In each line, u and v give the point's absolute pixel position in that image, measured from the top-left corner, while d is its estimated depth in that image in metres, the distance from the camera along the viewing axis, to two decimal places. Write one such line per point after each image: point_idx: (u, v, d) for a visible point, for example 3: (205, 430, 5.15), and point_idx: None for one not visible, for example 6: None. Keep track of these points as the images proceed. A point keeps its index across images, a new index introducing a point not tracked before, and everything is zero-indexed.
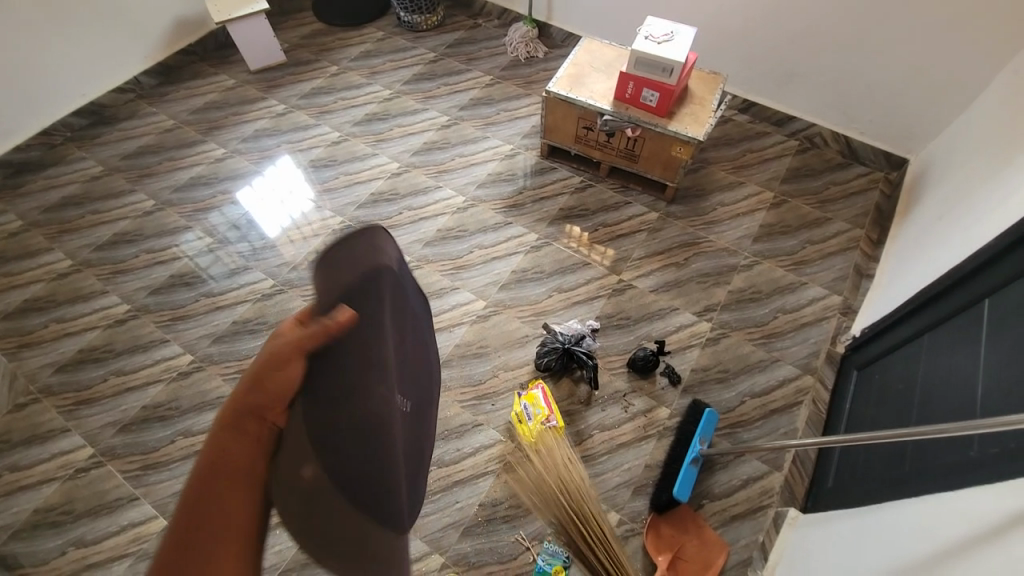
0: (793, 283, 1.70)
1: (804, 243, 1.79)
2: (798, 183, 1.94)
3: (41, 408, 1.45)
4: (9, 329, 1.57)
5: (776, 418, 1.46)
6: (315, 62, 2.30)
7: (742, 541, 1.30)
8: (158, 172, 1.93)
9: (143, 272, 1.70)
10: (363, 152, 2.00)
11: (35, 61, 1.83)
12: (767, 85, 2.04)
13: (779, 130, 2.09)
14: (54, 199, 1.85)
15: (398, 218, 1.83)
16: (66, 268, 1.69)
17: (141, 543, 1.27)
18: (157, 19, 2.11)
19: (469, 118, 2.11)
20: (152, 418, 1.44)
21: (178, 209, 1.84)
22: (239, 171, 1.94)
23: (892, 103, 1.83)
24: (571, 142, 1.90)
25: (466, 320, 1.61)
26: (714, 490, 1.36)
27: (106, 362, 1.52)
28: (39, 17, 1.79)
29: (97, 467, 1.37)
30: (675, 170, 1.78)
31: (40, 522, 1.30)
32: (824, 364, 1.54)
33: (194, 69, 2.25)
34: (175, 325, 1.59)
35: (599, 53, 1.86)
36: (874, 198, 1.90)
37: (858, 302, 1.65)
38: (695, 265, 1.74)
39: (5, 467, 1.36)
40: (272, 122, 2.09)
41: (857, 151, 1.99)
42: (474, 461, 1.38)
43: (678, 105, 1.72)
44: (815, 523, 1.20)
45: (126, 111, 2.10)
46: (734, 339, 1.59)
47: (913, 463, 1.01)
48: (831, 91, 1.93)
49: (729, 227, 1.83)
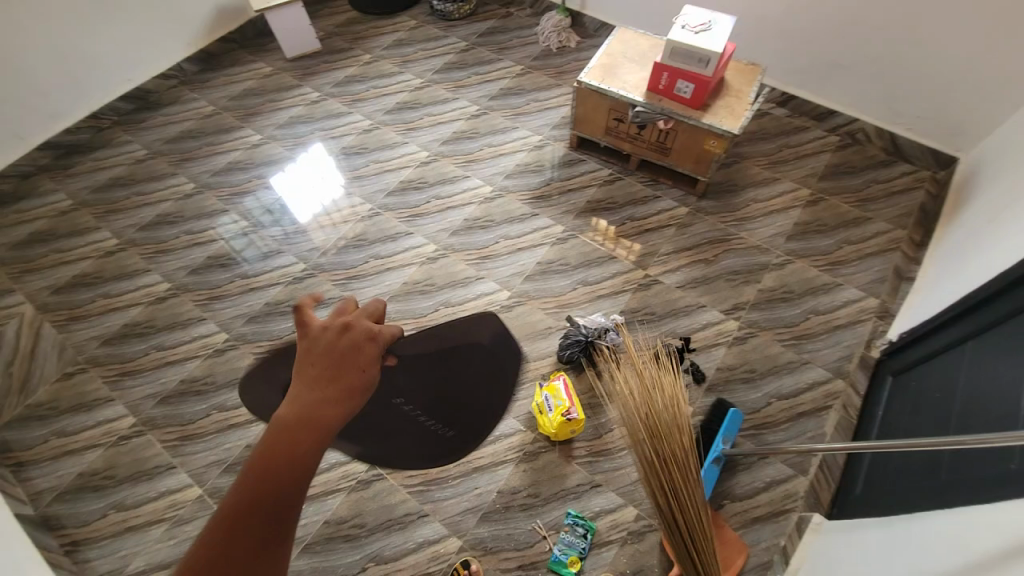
0: (827, 284, 1.65)
1: (841, 243, 1.73)
2: (837, 180, 1.87)
3: (88, 377, 1.53)
4: (60, 302, 1.66)
5: (803, 421, 1.43)
6: (349, 51, 2.33)
7: (762, 544, 1.28)
8: (198, 156, 2.00)
9: (182, 253, 1.77)
10: (393, 141, 2.03)
11: (85, 46, 1.91)
12: (807, 78, 1.97)
13: (819, 125, 2.01)
14: (103, 180, 1.94)
15: (426, 206, 1.84)
16: (112, 247, 1.78)
17: (178, 509, 1.34)
18: (200, 7, 2.17)
19: (498, 108, 2.11)
20: (188, 392, 1.51)
21: (216, 193, 1.91)
22: (275, 157, 1.99)
23: (943, 99, 1.74)
24: (601, 134, 1.87)
25: (490, 310, 1.62)
26: (735, 491, 1.35)
27: (147, 337, 1.60)
28: (89, 4, 1.86)
29: (138, 436, 1.44)
30: (707, 165, 1.74)
31: (86, 484, 1.38)
32: (857, 368, 1.49)
33: (233, 57, 2.31)
34: (211, 304, 1.66)
35: (633, 44, 1.82)
36: (919, 198, 1.81)
37: (897, 306, 1.58)
38: (724, 262, 1.70)
39: (54, 432, 1.45)
40: (307, 110, 2.13)
41: (902, 148, 1.90)
42: (494, 449, 1.40)
43: (713, 97, 1.68)
44: (840, 530, 1.17)
45: (169, 97, 2.17)
46: (762, 339, 1.56)
47: (947, 474, 0.98)
48: (875, 85, 1.84)
49: (762, 224, 1.78)
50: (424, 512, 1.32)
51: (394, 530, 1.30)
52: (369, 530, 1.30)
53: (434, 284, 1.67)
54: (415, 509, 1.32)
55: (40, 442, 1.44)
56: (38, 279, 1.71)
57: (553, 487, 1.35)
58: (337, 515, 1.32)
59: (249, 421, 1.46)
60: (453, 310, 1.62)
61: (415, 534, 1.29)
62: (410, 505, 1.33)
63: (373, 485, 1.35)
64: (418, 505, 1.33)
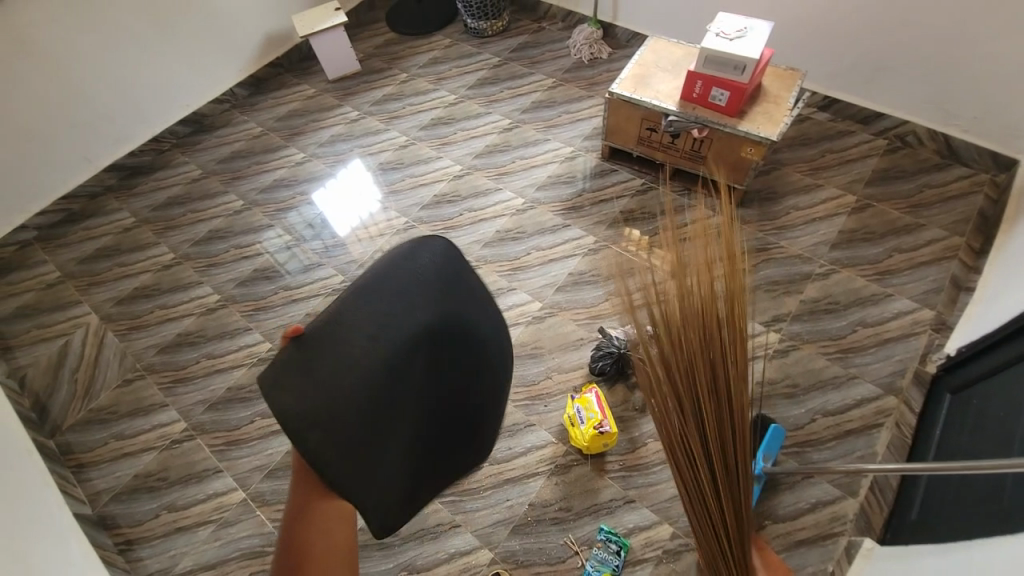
0: (875, 295, 1.57)
1: (890, 251, 1.64)
2: (886, 186, 1.79)
3: (145, 384, 1.64)
4: (122, 313, 1.79)
5: (851, 439, 1.35)
6: (386, 70, 2.42)
7: (808, 569, 1.22)
8: (246, 175, 2.12)
9: (230, 266, 1.87)
10: (427, 156, 2.08)
11: (145, 74, 2.07)
12: (851, 81, 1.90)
13: (865, 129, 1.93)
14: (161, 199, 2.08)
15: (459, 219, 1.88)
16: (168, 261, 1.90)
17: (223, 512, 1.41)
18: (250, 36, 2.32)
19: (530, 120, 2.13)
20: (234, 399, 1.58)
21: (262, 209, 2.01)
22: (316, 174, 2.09)
23: (1002, 98, 1.64)
24: (634, 144, 1.86)
25: (521, 321, 1.63)
26: (777, 512, 1.29)
27: (198, 345, 1.70)
28: (148, 35, 2.02)
29: (188, 440, 1.53)
30: (744, 172, 1.69)
31: (141, 485, 1.47)
32: (911, 384, 1.41)
33: (280, 81, 2.45)
34: (257, 314, 1.74)
35: (666, 53, 1.81)
36: (977, 203, 1.70)
37: (955, 318, 1.48)
38: (763, 272, 1.65)
39: (113, 435, 1.55)
40: (346, 128, 2.22)
41: (958, 150, 1.79)
42: (525, 461, 1.40)
43: (750, 104, 1.64)
44: (893, 557, 1.10)
45: (221, 120, 2.32)
46: (806, 352, 1.49)
47: (1013, 500, 0.90)
48: (925, 85, 1.76)
49: (804, 231, 1.71)
50: (455, 523, 1.33)
51: (427, 540, 1.31)
52: (402, 538, 1.32)
53: None
54: (446, 520, 1.34)
55: (101, 444, 1.54)
56: (102, 292, 1.85)
57: (586, 501, 1.33)
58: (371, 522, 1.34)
59: None
60: None
61: (446, 544, 1.30)
62: (442, 515, 1.34)
63: None
64: (449, 516, 1.34)
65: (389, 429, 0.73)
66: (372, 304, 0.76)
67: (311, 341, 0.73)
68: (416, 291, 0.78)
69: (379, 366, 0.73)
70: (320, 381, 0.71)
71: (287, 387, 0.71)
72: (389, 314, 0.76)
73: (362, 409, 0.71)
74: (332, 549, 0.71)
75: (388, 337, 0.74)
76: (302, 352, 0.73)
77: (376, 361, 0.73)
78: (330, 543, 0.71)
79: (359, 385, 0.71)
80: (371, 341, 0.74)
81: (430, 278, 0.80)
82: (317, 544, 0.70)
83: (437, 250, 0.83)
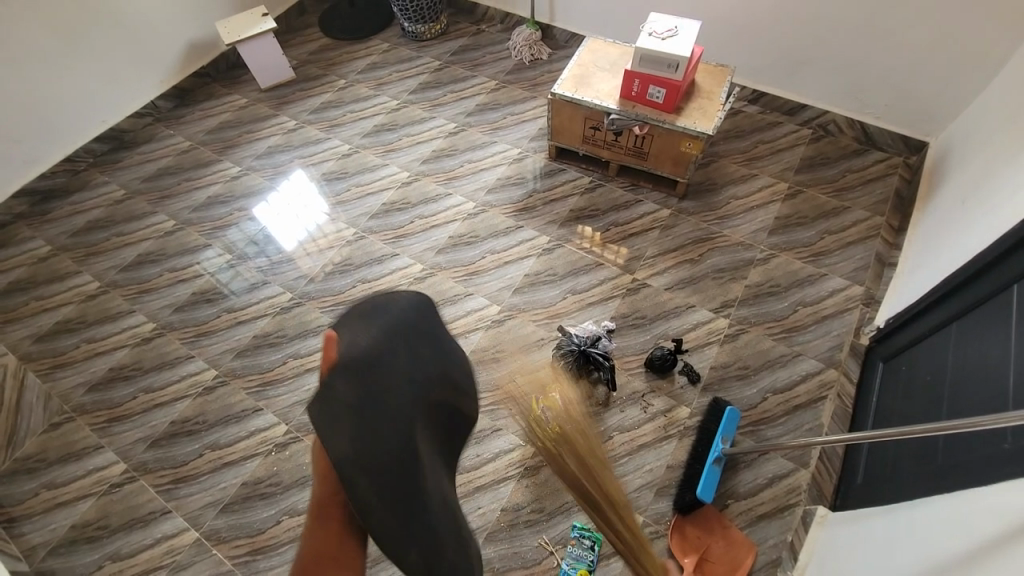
0: (812, 275, 1.67)
1: (822, 233, 1.75)
2: (813, 172, 1.90)
3: (75, 426, 1.50)
4: (43, 350, 1.63)
5: (800, 413, 1.43)
6: (323, 77, 2.34)
7: (770, 541, 1.28)
8: (177, 192, 1.99)
9: (166, 290, 1.75)
10: (373, 163, 2.03)
11: (56, 90, 1.90)
12: (776, 75, 2.01)
13: (791, 119, 2.05)
14: (80, 223, 1.92)
15: (410, 226, 1.84)
16: (93, 290, 1.75)
17: (175, 555, 1.31)
18: (171, 44, 2.18)
19: (476, 123, 2.12)
20: (180, 433, 1.48)
21: (197, 228, 1.89)
22: (255, 188, 1.99)
23: (907, 87, 1.79)
24: (579, 143, 1.89)
25: (481, 325, 1.61)
26: (739, 490, 1.34)
27: (134, 379, 1.57)
28: (55, 47, 1.84)
29: (130, 482, 1.41)
30: (685, 166, 1.76)
31: (79, 537, 1.34)
32: (848, 356, 1.51)
33: (208, 91, 2.32)
34: (198, 340, 1.64)
35: (603, 53, 1.84)
36: (893, 184, 1.85)
37: (881, 292, 1.60)
38: (710, 261, 1.71)
39: (43, 485, 1.41)
40: (284, 138, 2.13)
41: (873, 136, 1.94)
42: (494, 467, 1.39)
43: (685, 100, 1.70)
44: (844, 522, 1.17)
45: (144, 135, 2.17)
46: (753, 334, 1.57)
47: (945, 457, 0.99)
48: (843, 78, 1.89)
49: (743, 220, 1.80)
50: None
51: None
52: (373, 560, 1.28)
53: None
54: None
55: (30, 496, 1.40)
56: (19, 329, 1.68)
57: (557, 500, 1.33)
58: None
59: (243, 457, 1.43)
60: None
61: None
62: None
63: None
64: None
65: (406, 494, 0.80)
66: (376, 321, 0.93)
67: (321, 423, 0.83)
68: (399, 327, 0.93)
69: (403, 424, 0.84)
70: (359, 429, 0.82)
71: (337, 432, 0.82)
72: (389, 338, 0.91)
73: (388, 467, 0.80)
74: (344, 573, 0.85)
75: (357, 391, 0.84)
76: (321, 418, 0.84)
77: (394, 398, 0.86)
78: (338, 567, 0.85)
79: (391, 424, 0.83)
80: (389, 394, 0.85)
81: (404, 319, 0.95)
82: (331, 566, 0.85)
83: (408, 302, 0.98)
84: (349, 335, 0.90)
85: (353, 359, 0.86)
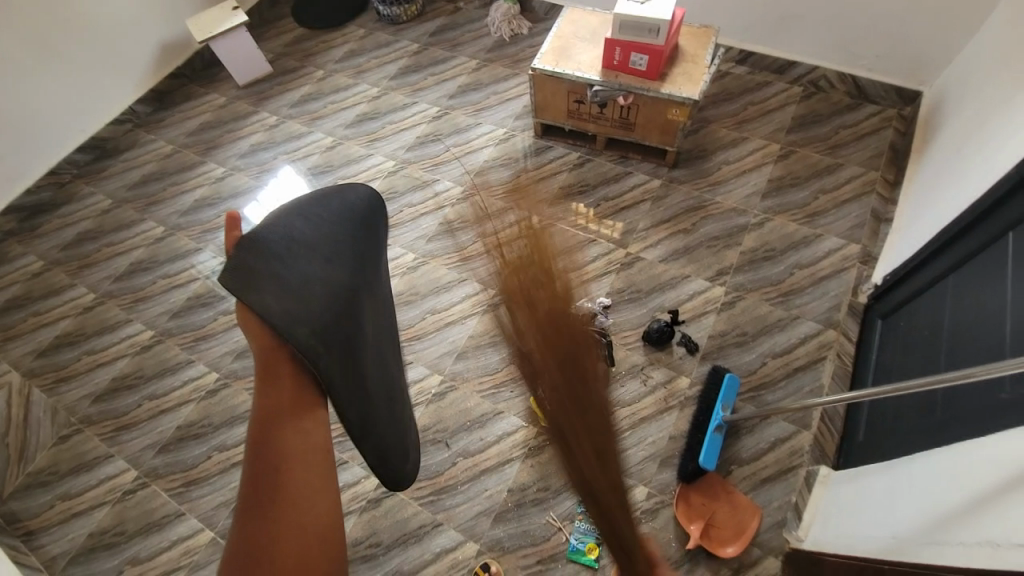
0: (807, 237, 1.64)
1: (816, 193, 1.72)
2: (805, 131, 1.86)
3: (84, 437, 1.52)
4: (46, 366, 1.64)
5: (800, 376, 1.44)
6: (301, 69, 2.29)
7: (774, 503, 1.29)
8: (163, 198, 1.97)
9: (161, 298, 1.75)
10: (357, 155, 2.00)
11: (31, 102, 1.87)
12: (763, 32, 1.95)
13: (781, 78, 2.00)
14: (70, 236, 1.91)
15: (400, 216, 1.82)
16: (90, 302, 1.76)
17: (193, 555, 1.34)
18: (143, 46, 2.13)
19: (459, 106, 2.08)
20: (187, 437, 1.50)
21: (186, 232, 1.88)
22: (241, 188, 1.97)
23: (898, 35, 1.73)
24: (564, 118, 1.86)
25: (477, 311, 1.61)
26: (741, 456, 1.35)
27: (138, 388, 1.59)
28: (25, 59, 1.81)
29: (143, 488, 1.44)
30: (673, 134, 1.72)
31: (98, 544, 1.37)
32: (847, 316, 1.50)
33: (185, 92, 2.28)
34: (198, 345, 1.64)
35: (583, 23, 1.79)
36: (888, 137, 1.81)
37: (878, 249, 1.58)
38: (703, 229, 1.69)
39: (58, 496, 1.44)
40: (266, 135, 2.10)
41: (865, 89, 1.89)
42: (499, 448, 1.40)
43: (669, 66, 1.66)
44: (846, 480, 1.18)
45: (126, 142, 2.14)
46: (751, 300, 1.56)
47: (943, 411, 0.99)
48: (832, 31, 1.83)
49: (736, 185, 1.77)
50: (437, 522, 1.33)
51: (411, 543, 1.30)
52: (386, 547, 1.31)
53: (418, 293, 1.66)
54: (428, 520, 1.33)
55: (47, 507, 1.43)
56: (19, 346, 1.69)
57: (562, 478, 1.35)
58: (352, 537, 1.32)
59: None
60: (441, 316, 1.61)
61: (431, 545, 1.30)
62: (423, 517, 1.33)
63: (384, 502, 1.36)
64: (431, 516, 1.33)
65: (366, 386, 0.69)
66: (321, 215, 0.81)
67: (238, 285, 0.66)
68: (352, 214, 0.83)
69: (333, 297, 0.71)
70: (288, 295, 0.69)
71: (258, 290, 0.67)
72: (337, 221, 0.82)
73: (333, 345, 0.68)
74: (312, 488, 0.68)
75: (328, 264, 0.75)
76: (235, 282, 0.67)
77: (348, 281, 0.75)
78: (307, 476, 0.69)
79: (334, 305, 0.71)
80: (315, 281, 0.72)
81: (357, 210, 0.84)
82: (299, 480, 0.68)
83: (359, 195, 0.87)
84: (289, 226, 0.77)
85: (270, 247, 0.72)
